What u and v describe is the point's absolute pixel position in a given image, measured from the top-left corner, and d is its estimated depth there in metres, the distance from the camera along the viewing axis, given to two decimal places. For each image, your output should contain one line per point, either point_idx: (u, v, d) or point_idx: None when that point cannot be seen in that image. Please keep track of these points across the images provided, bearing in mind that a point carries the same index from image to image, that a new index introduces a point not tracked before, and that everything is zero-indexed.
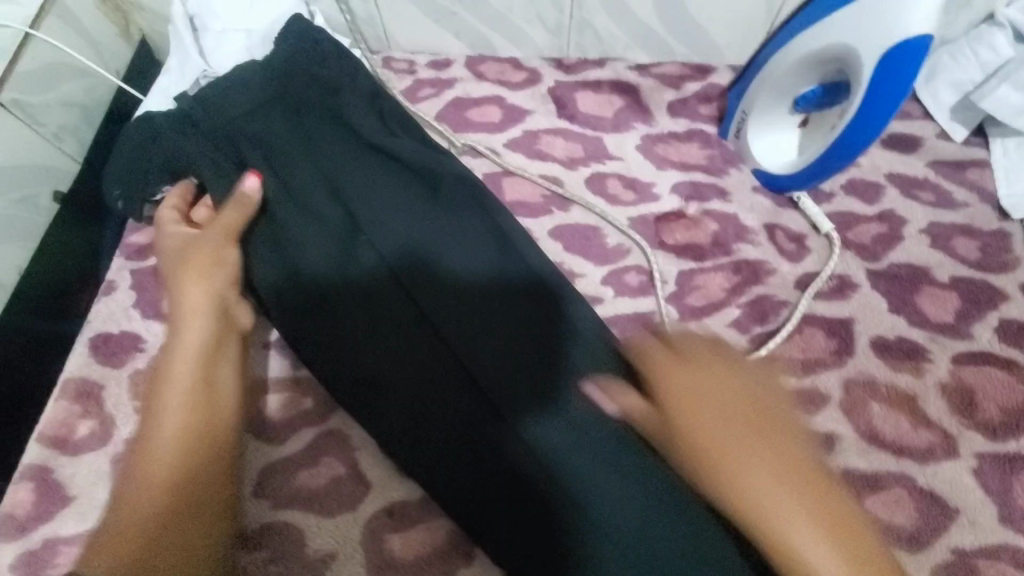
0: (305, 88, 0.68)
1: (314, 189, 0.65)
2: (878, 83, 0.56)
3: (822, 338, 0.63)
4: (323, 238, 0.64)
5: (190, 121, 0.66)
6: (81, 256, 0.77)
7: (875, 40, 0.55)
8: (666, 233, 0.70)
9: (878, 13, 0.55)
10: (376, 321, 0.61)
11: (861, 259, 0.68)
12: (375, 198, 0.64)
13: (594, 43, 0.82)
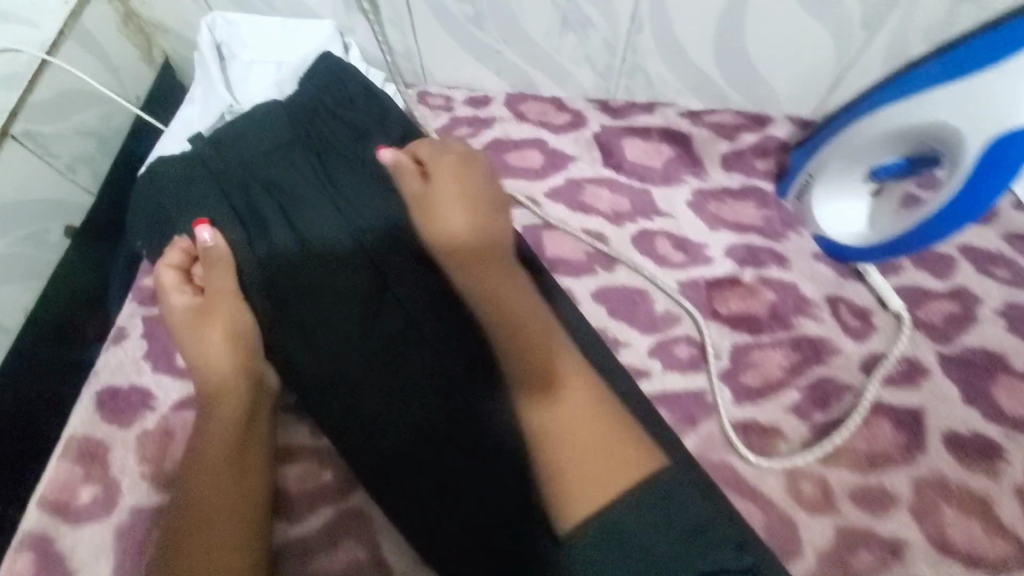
0: (333, 131, 0.63)
1: (334, 242, 0.60)
2: (983, 173, 0.51)
3: (890, 431, 0.58)
4: (344, 297, 0.59)
5: (200, 163, 0.60)
6: (90, 289, 0.74)
7: (988, 125, 0.49)
8: (719, 301, 0.65)
9: (991, 97, 0.49)
10: (396, 388, 0.57)
11: (931, 341, 0.62)
12: (399, 255, 0.60)
13: (645, 86, 0.76)
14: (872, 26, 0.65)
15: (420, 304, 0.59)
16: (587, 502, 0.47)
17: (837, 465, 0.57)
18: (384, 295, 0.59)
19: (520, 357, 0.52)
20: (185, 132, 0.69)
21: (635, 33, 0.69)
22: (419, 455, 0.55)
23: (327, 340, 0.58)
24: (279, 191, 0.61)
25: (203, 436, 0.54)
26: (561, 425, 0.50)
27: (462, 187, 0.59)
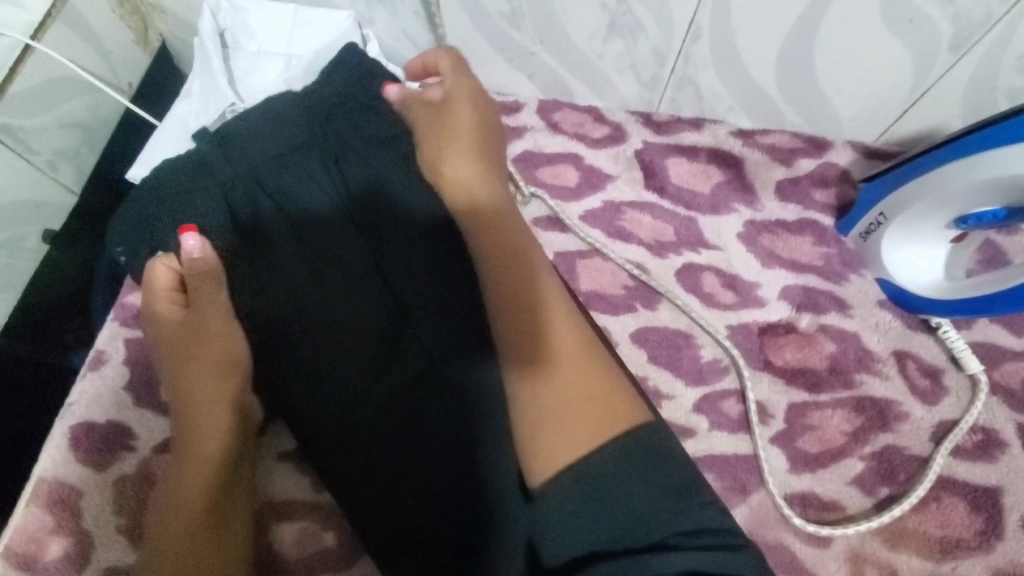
0: (358, 135, 0.53)
1: (354, 270, 0.53)
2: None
3: (964, 512, 0.52)
4: (360, 334, 0.52)
5: (204, 163, 0.50)
6: (71, 294, 0.67)
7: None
8: (773, 350, 0.58)
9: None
10: (412, 437, 0.50)
11: (1010, 408, 0.56)
12: (425, 287, 0.53)
13: (693, 101, 0.68)
14: (960, 50, 0.56)
15: (443, 343, 0.52)
16: (562, 457, 0.42)
17: (904, 549, 0.51)
18: (406, 333, 0.53)
19: (509, 309, 0.48)
20: (180, 132, 0.61)
21: (690, 43, 0.60)
22: (432, 515, 0.49)
23: (339, 381, 0.51)
24: (290, 204, 0.52)
25: (178, 483, 0.47)
26: (547, 371, 0.46)
27: (475, 136, 0.53)
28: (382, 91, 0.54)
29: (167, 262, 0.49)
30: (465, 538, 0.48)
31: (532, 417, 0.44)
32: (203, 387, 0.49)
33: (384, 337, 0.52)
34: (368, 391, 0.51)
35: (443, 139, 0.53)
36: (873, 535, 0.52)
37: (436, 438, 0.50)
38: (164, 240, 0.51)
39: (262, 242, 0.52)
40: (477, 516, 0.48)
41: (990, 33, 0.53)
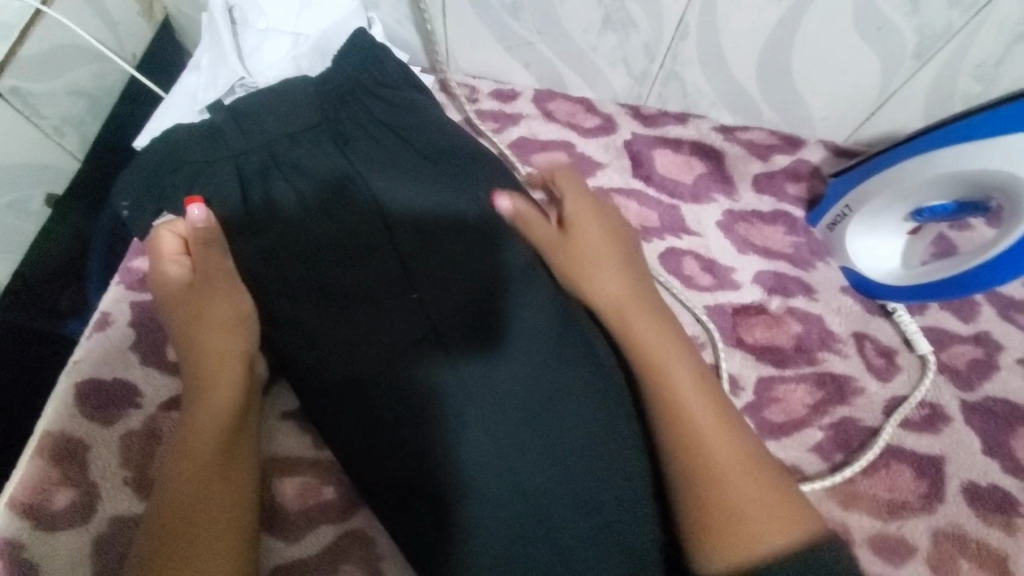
0: (364, 121, 0.60)
1: (361, 235, 0.57)
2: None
3: (910, 478, 0.57)
4: (365, 294, 0.56)
5: (221, 138, 0.56)
6: (66, 262, 0.68)
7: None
8: (745, 329, 0.63)
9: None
10: (409, 391, 0.52)
11: (953, 386, 0.61)
12: (427, 251, 0.57)
13: (678, 97, 0.73)
14: (922, 58, 0.61)
15: (447, 305, 0.55)
16: (740, 565, 0.45)
17: (856, 510, 0.56)
18: (411, 299, 0.55)
19: (672, 420, 0.52)
20: (187, 104, 0.63)
21: (678, 41, 0.65)
22: (422, 468, 0.52)
23: (342, 339, 0.54)
24: (301, 174, 0.57)
25: (187, 436, 0.50)
26: (719, 475, 0.49)
27: (604, 246, 0.59)
28: (387, 75, 0.62)
29: (173, 228, 0.55)
30: (460, 493, 0.51)
31: (706, 518, 0.48)
32: (215, 343, 0.53)
33: (389, 303, 0.55)
34: (368, 350, 0.54)
35: (586, 263, 0.58)
36: (829, 497, 0.56)
37: (434, 396, 0.52)
38: (174, 207, 0.56)
39: (269, 212, 0.55)
40: (467, 469, 0.51)
41: (949, 43, 0.59)
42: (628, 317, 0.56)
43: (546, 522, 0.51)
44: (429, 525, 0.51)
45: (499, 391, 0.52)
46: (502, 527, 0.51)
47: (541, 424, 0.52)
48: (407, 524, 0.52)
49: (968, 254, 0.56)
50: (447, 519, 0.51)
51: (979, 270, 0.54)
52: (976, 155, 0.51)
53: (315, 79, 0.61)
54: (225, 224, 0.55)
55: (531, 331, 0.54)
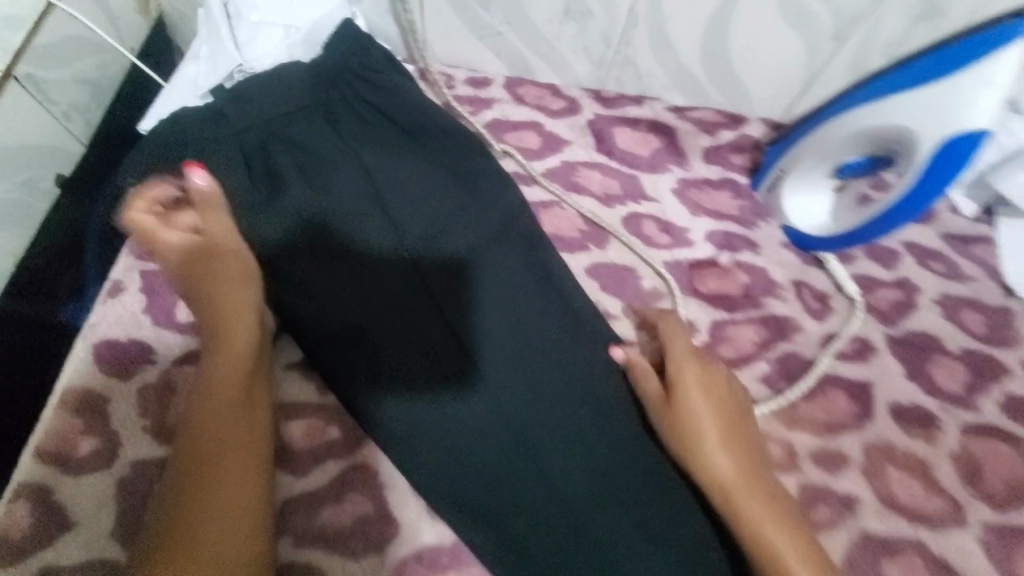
0: (352, 103, 0.68)
1: (355, 201, 0.64)
2: (935, 172, 0.57)
3: (845, 400, 0.65)
4: (361, 253, 0.63)
5: (224, 119, 0.63)
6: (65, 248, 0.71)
7: (939, 125, 0.55)
8: (699, 280, 0.71)
9: (931, 104, 0.55)
10: (405, 335, 0.60)
11: (879, 323, 0.70)
12: (414, 215, 0.65)
13: (634, 79, 0.82)
14: (840, 38, 0.71)
15: (434, 262, 0.64)
16: None
17: (799, 429, 0.63)
18: (403, 257, 0.63)
19: None
20: (190, 89, 0.69)
21: (631, 28, 0.75)
22: (419, 401, 0.58)
23: (345, 295, 0.61)
24: (299, 150, 0.65)
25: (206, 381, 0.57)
26: None
27: (717, 421, 0.57)
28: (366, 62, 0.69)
29: (143, 197, 0.62)
30: (455, 424, 0.57)
31: None
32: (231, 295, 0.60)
33: (382, 260, 0.63)
34: (367, 302, 0.61)
35: (700, 436, 0.56)
36: (775, 418, 0.63)
37: (427, 342, 0.60)
38: (181, 181, 0.63)
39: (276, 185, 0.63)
40: (460, 400, 0.58)
41: (861, 25, 0.69)
42: (740, 493, 0.54)
43: (531, 445, 0.57)
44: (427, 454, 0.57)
45: (484, 331, 0.61)
46: (494, 450, 0.57)
47: (525, 359, 0.60)
48: (407, 453, 0.57)
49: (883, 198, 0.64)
50: (440, 446, 0.57)
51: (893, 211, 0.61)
52: (874, 112, 0.59)
53: (305, 64, 0.68)
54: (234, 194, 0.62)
55: (506, 281, 0.64)
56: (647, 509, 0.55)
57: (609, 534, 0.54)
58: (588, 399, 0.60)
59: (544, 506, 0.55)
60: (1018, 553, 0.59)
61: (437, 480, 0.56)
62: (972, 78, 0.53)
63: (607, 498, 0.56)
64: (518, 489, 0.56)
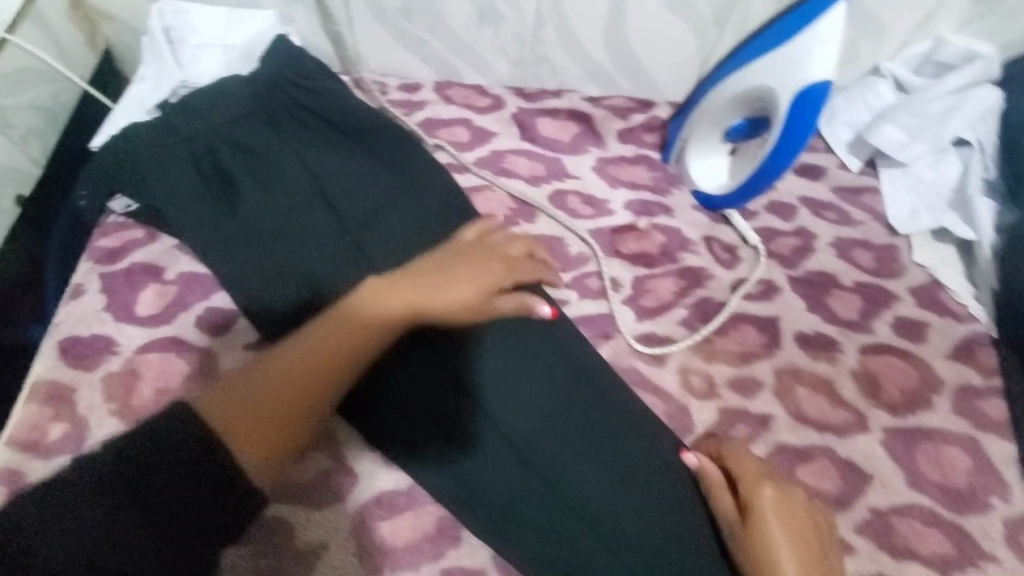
0: (290, 107, 0.74)
1: (302, 191, 0.70)
2: (795, 118, 0.68)
3: (754, 333, 0.73)
4: (312, 238, 0.68)
5: (172, 129, 0.69)
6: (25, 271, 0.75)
7: (790, 82, 0.68)
8: (621, 243, 0.79)
9: (781, 66, 0.68)
10: None
11: (782, 267, 0.79)
12: (359, 198, 0.71)
13: (551, 75, 0.92)
14: (720, 23, 0.82)
15: (378, 241, 0.69)
16: None
17: (716, 362, 0.70)
18: (348, 239, 0.68)
19: None
20: (137, 106, 0.75)
21: (540, 27, 0.85)
22: (375, 365, 0.61)
23: (298, 275, 0.66)
24: (245, 151, 0.71)
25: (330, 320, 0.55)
26: None
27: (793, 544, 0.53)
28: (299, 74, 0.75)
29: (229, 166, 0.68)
30: (409, 385, 0.60)
31: None
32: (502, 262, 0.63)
33: (329, 247, 0.67)
34: (319, 282, 0.65)
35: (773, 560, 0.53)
36: (694, 354, 0.71)
37: None
38: (128, 187, 0.68)
39: (229, 187, 0.69)
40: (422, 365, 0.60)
41: (734, 14, 0.81)
42: None
43: (481, 399, 0.59)
44: (381, 420, 0.61)
45: None
46: (446, 406, 0.59)
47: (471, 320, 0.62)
48: (365, 418, 0.61)
49: (761, 152, 0.75)
50: (398, 413, 0.60)
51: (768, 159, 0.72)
52: (742, 77, 0.73)
53: (242, 77, 0.75)
54: (189, 196, 0.68)
55: None
56: (595, 446, 0.59)
57: (564, 472, 0.57)
58: (540, 355, 0.62)
59: (499, 453, 0.58)
60: (917, 449, 0.66)
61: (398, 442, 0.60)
62: (808, 39, 0.66)
63: (559, 440, 0.59)
64: (475, 440, 0.58)
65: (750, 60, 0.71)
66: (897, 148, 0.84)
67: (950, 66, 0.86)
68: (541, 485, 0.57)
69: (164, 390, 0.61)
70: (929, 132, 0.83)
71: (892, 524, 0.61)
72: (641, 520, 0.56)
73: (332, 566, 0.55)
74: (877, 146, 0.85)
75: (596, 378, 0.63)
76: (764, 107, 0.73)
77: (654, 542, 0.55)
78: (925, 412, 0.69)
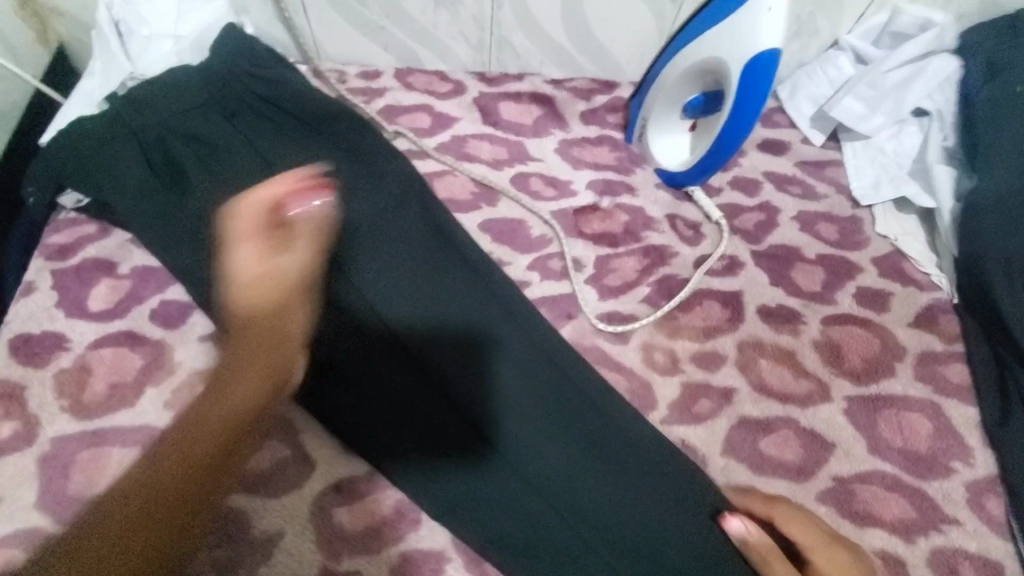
0: (241, 94, 0.73)
1: (252, 178, 0.68)
2: (746, 89, 0.68)
3: (718, 308, 0.73)
4: None
5: (122, 121, 0.68)
6: None
7: (739, 51, 0.67)
8: (584, 223, 0.78)
9: (730, 35, 0.68)
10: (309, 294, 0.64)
11: (746, 242, 0.79)
12: None
13: (513, 59, 0.91)
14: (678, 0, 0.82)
15: (336, 229, 0.67)
16: None
17: (679, 337, 0.70)
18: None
19: None
20: (86, 101, 0.74)
21: (497, 10, 0.84)
22: (330, 351, 0.61)
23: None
24: (195, 139, 0.69)
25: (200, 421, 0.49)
26: None
27: None
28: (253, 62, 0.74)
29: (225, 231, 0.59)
30: (366, 370, 0.61)
31: None
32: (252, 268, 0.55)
33: None
34: None
35: None
36: (657, 331, 0.71)
37: (331, 297, 0.63)
38: (74, 180, 0.67)
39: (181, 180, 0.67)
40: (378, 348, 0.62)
41: None
42: None
43: (439, 378, 0.60)
44: (339, 406, 0.60)
45: (393, 285, 0.65)
46: (404, 386, 0.60)
47: (426, 303, 0.64)
48: (323, 407, 0.61)
49: (718, 124, 0.75)
50: (358, 399, 0.60)
51: (723, 132, 0.72)
52: (695, 48, 0.73)
53: (196, 68, 0.74)
54: (139, 189, 0.67)
55: (405, 233, 0.68)
56: (557, 424, 0.59)
57: (529, 449, 0.58)
58: (504, 334, 0.63)
59: (461, 431, 0.59)
60: (879, 415, 0.66)
61: (359, 428, 0.60)
62: (755, 6, 0.66)
63: (523, 417, 0.59)
64: (437, 419, 0.59)
65: (701, 31, 0.72)
66: (858, 120, 0.85)
67: (906, 35, 0.86)
68: (505, 463, 0.57)
69: (119, 384, 0.61)
70: (891, 103, 0.84)
71: (853, 491, 0.62)
72: (605, 494, 0.56)
73: (290, 553, 0.55)
74: (840, 119, 0.86)
75: (559, 355, 0.63)
76: (719, 79, 0.73)
77: (613, 518, 0.55)
78: (888, 379, 0.69)
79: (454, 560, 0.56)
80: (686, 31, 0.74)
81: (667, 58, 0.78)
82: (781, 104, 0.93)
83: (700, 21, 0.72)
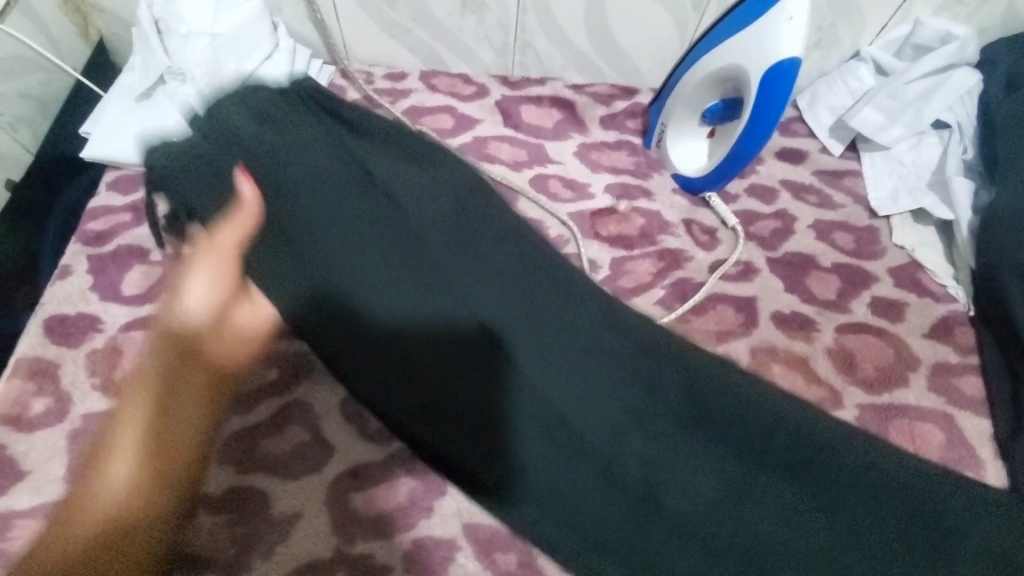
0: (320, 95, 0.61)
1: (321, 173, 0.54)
2: (765, 96, 0.69)
3: (731, 313, 0.73)
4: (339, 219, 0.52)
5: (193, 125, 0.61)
6: (18, 264, 0.77)
7: (759, 59, 0.68)
8: (601, 225, 0.79)
9: (751, 43, 0.69)
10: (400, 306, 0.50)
11: (761, 248, 0.80)
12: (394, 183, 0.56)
13: (535, 63, 0.93)
14: (700, 8, 0.83)
15: (394, 191, 0.55)
16: None
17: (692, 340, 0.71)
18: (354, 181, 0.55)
19: None
20: (127, 93, 0.81)
21: (521, 14, 0.85)
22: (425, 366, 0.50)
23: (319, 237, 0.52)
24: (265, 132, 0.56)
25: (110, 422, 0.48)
26: None
27: None
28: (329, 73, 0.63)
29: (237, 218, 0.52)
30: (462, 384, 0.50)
31: None
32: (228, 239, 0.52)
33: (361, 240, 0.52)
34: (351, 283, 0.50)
35: None
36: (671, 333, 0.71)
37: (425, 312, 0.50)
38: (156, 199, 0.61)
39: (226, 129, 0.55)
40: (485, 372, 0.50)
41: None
42: None
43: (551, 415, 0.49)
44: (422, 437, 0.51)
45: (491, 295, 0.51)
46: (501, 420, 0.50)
47: (497, 288, 0.52)
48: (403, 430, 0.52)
49: (736, 131, 0.76)
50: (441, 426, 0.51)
51: (740, 139, 0.73)
52: (716, 56, 0.74)
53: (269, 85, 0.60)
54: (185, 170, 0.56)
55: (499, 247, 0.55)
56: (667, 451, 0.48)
57: (598, 430, 0.49)
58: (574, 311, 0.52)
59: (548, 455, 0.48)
60: (891, 425, 0.66)
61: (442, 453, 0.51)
62: (776, 14, 0.66)
63: (604, 398, 0.50)
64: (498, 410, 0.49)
65: (726, 35, 0.72)
66: (877, 131, 0.86)
67: (928, 48, 0.86)
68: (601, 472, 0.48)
69: None
70: (910, 114, 0.84)
71: None
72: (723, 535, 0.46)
73: (306, 533, 0.56)
74: (858, 128, 0.86)
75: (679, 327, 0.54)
76: (740, 85, 0.74)
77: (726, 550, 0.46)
78: (900, 390, 0.69)
79: (465, 548, 0.57)
80: (708, 37, 0.75)
81: (688, 65, 0.79)
82: (800, 113, 0.94)
83: (722, 27, 0.73)
